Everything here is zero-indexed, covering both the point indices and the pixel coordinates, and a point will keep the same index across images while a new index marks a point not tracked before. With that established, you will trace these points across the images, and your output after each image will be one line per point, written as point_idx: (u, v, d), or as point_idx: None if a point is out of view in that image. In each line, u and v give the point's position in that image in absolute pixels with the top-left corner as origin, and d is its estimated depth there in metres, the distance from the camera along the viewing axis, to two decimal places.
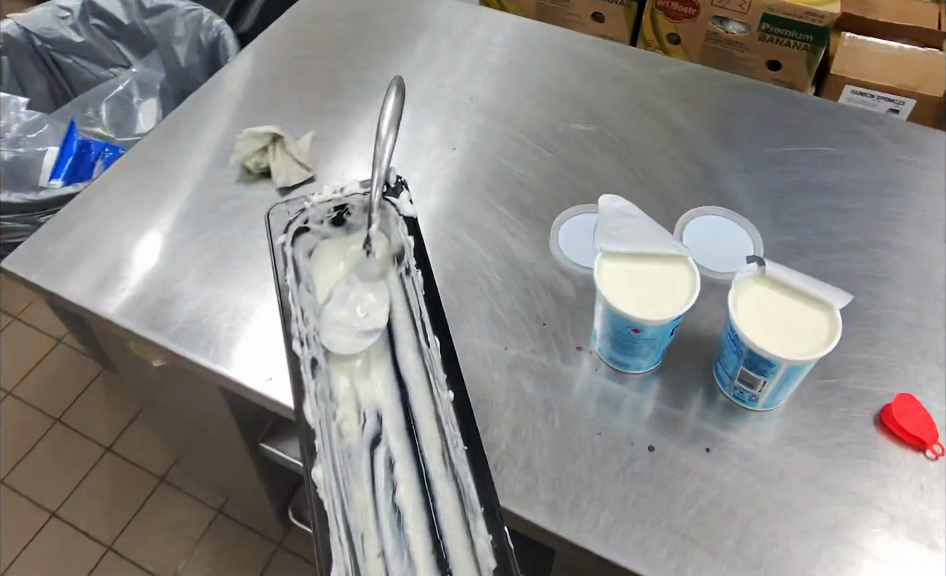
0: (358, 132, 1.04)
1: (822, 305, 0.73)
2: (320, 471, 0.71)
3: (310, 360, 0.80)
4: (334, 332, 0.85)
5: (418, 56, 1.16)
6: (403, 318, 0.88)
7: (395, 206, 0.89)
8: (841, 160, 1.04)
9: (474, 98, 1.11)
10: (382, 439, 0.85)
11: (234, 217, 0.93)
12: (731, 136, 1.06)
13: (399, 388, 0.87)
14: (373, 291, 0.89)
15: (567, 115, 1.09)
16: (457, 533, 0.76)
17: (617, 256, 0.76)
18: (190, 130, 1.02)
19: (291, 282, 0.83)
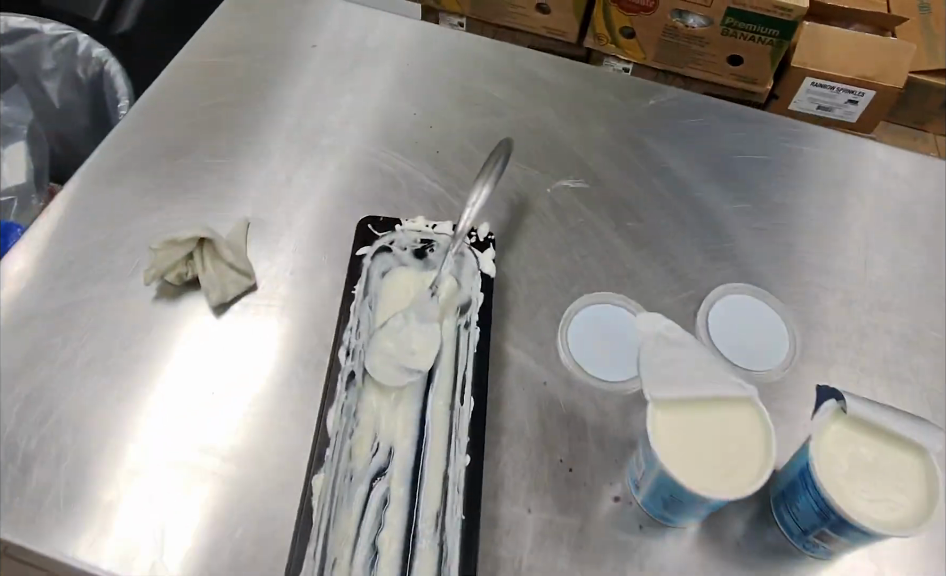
0: (304, 212, 0.83)
1: (913, 449, 0.61)
2: (321, 480, 0.63)
3: (350, 373, 0.71)
4: (379, 357, 0.73)
5: (361, 97, 0.95)
6: (447, 372, 0.74)
7: (476, 258, 0.78)
8: (864, 206, 0.91)
9: (438, 152, 0.91)
10: (385, 476, 0.70)
11: (156, 350, 0.72)
12: (740, 188, 0.92)
13: (418, 436, 0.71)
14: (427, 334, 0.74)
15: (551, 169, 0.91)
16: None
17: (672, 405, 0.61)
18: (84, 231, 0.79)
19: (359, 292, 0.75)
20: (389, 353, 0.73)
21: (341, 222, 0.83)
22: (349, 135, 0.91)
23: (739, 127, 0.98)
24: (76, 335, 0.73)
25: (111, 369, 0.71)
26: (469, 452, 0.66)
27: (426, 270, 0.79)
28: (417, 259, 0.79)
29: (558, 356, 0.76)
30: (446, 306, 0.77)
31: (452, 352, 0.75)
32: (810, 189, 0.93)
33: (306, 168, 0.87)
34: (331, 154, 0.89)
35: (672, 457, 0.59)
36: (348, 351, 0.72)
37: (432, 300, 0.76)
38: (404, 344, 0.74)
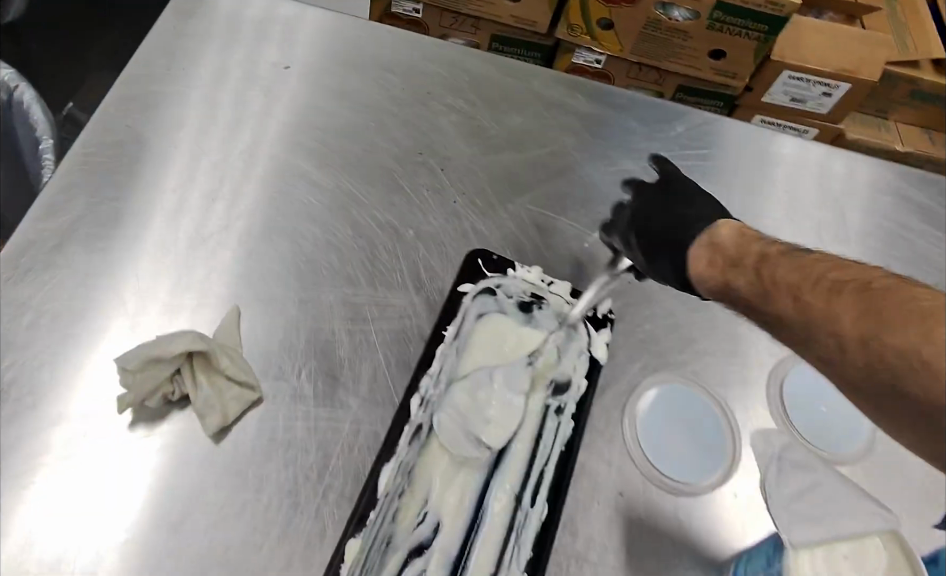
0: (309, 291, 0.68)
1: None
2: (356, 545, 0.54)
3: (418, 425, 0.61)
4: (450, 416, 0.61)
5: (358, 139, 0.79)
6: (524, 457, 0.62)
7: (589, 334, 0.68)
8: (911, 243, 0.85)
9: (456, 202, 0.77)
10: (425, 555, 0.57)
11: (138, 457, 0.57)
12: (785, 231, 0.84)
13: (471, 517, 0.59)
14: (506, 409, 0.63)
15: (582, 217, 0.80)
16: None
17: (814, 550, 0.52)
18: (27, 335, 0.61)
19: (451, 333, 0.66)
20: (461, 411, 0.62)
21: (355, 299, 0.68)
22: (349, 188, 0.76)
23: (777, 155, 0.88)
24: (33, 481, 0.55)
25: (87, 531, 0.54)
26: (526, 570, 0.56)
27: (529, 328, 0.68)
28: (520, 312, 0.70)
29: (632, 454, 0.65)
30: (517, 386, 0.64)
31: (533, 433, 0.63)
32: (851, 223, 0.86)
33: (303, 233, 0.72)
34: (331, 213, 0.74)
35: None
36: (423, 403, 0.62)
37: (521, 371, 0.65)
38: (483, 407, 0.62)
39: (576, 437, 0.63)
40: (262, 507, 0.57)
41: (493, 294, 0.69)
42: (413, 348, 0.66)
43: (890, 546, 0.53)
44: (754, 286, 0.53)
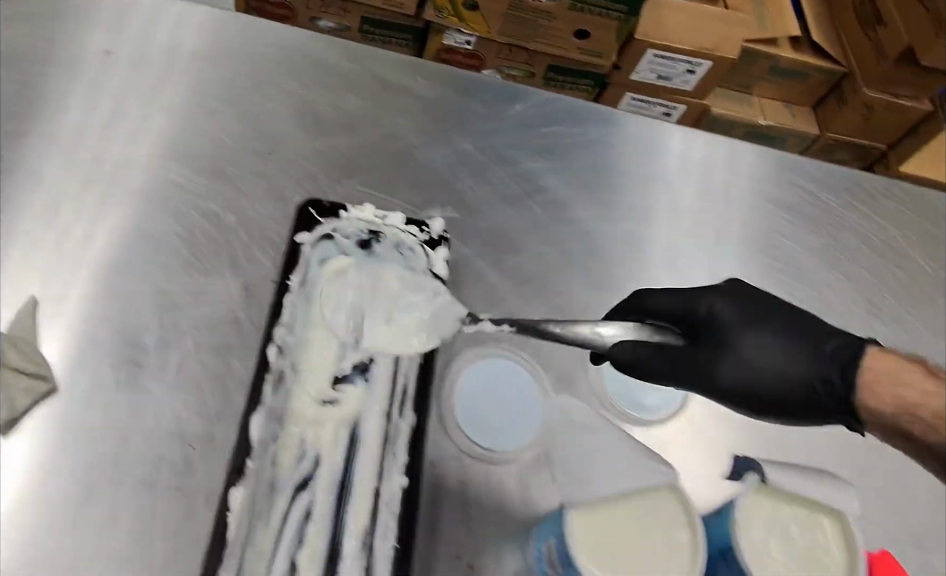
0: (119, 283, 0.67)
1: (839, 518, 0.58)
2: (240, 495, 0.56)
3: (279, 372, 0.62)
4: (312, 355, 0.65)
5: (182, 125, 0.77)
6: (387, 377, 0.65)
7: (427, 256, 0.70)
8: (737, 221, 0.90)
9: (283, 186, 0.77)
10: (310, 487, 0.60)
11: None
12: (619, 205, 0.86)
13: (348, 449, 0.63)
14: (369, 333, 0.67)
15: (414, 197, 0.80)
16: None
17: (590, 508, 0.55)
18: None
19: (296, 283, 0.66)
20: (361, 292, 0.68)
21: (169, 287, 0.68)
22: (171, 175, 0.74)
23: (613, 132, 0.91)
24: None
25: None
26: (405, 472, 0.59)
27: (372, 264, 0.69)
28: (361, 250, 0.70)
29: (447, 426, 0.66)
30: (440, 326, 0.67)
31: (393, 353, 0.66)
32: (682, 194, 0.89)
33: (117, 223, 0.70)
34: (149, 201, 0.72)
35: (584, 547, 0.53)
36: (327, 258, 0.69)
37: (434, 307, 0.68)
38: (377, 316, 0.67)
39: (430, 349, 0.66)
40: (54, 499, 0.57)
41: (330, 238, 0.69)
42: (227, 332, 0.66)
43: (665, 501, 0.55)
44: (910, 368, 0.48)
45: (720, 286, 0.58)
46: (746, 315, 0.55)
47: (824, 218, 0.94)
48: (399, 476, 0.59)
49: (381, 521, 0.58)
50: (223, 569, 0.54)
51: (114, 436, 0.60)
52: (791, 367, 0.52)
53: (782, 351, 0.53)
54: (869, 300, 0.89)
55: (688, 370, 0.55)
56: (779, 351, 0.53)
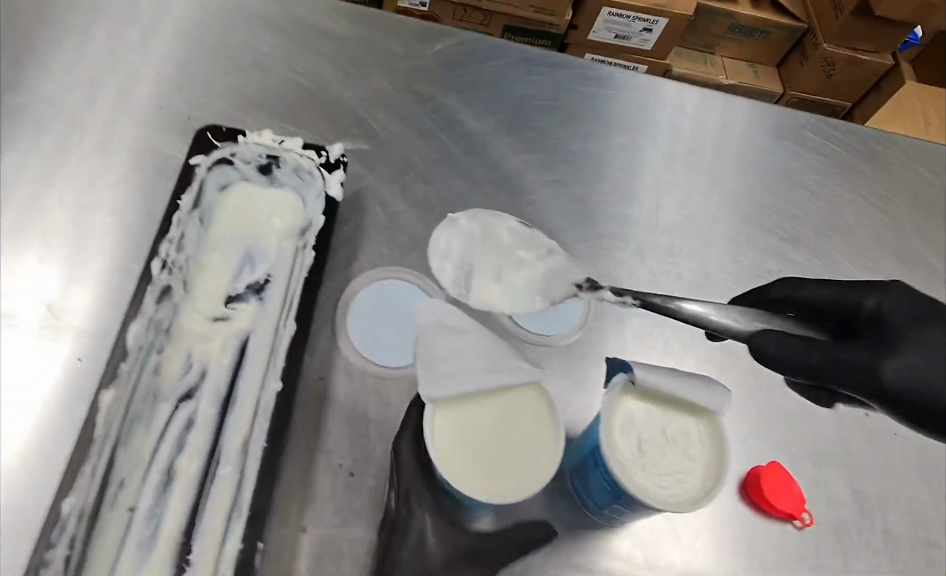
0: (20, 216, 0.69)
1: (708, 415, 0.62)
2: (110, 396, 0.58)
3: (165, 286, 0.64)
4: (205, 274, 0.67)
5: (90, 63, 0.78)
6: (279, 296, 0.66)
7: (323, 179, 0.72)
8: (661, 156, 0.89)
9: (189, 118, 0.77)
10: (194, 398, 0.61)
11: None
12: (536, 140, 0.86)
13: (236, 362, 0.64)
14: (263, 254, 0.69)
15: (324, 129, 0.80)
16: (208, 561, 0.54)
17: (450, 404, 0.56)
18: None
19: (187, 202, 0.68)
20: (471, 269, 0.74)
21: (66, 216, 0.70)
22: (77, 111, 0.75)
23: (534, 72, 0.91)
24: None
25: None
26: (281, 379, 0.62)
27: (271, 189, 0.72)
28: (262, 176, 0.72)
29: (337, 344, 0.67)
30: (544, 282, 0.76)
31: (287, 273, 0.68)
32: (602, 130, 0.89)
33: (21, 159, 0.72)
34: (52, 137, 0.74)
35: (442, 443, 0.54)
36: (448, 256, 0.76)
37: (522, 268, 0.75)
38: (273, 239, 0.70)
39: (316, 265, 0.68)
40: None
41: (227, 162, 0.71)
42: (123, 258, 0.69)
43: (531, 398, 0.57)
44: None
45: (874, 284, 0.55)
46: (891, 311, 0.51)
47: (754, 153, 0.92)
48: (273, 382, 0.61)
49: (258, 424, 0.60)
50: (86, 463, 0.55)
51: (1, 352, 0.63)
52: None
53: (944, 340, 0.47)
54: (794, 232, 0.88)
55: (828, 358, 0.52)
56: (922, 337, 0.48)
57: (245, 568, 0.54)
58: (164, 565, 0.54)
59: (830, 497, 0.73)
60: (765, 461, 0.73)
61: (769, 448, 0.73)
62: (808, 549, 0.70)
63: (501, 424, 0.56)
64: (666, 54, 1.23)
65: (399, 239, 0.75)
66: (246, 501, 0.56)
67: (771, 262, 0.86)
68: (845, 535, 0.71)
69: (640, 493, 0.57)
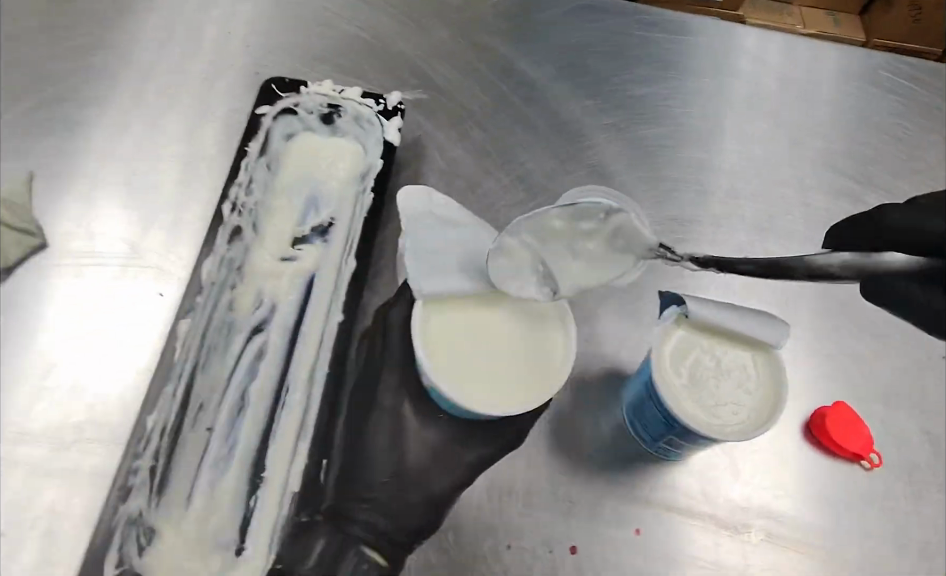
0: (104, 163, 0.74)
1: (764, 347, 0.61)
2: (187, 326, 0.63)
3: (235, 227, 0.68)
4: (274, 218, 0.71)
5: (166, 23, 0.82)
6: (342, 237, 0.70)
7: (382, 125, 0.74)
8: (724, 99, 0.87)
9: (257, 74, 0.81)
10: (264, 331, 0.65)
11: None
12: (595, 87, 0.86)
13: (302, 298, 0.67)
14: (326, 199, 0.72)
15: (385, 80, 0.83)
16: (274, 484, 0.58)
17: (439, 308, 0.60)
18: None
19: (254, 149, 0.72)
20: (530, 245, 0.60)
21: (147, 164, 0.75)
22: (156, 68, 0.80)
23: (593, 19, 0.90)
24: None
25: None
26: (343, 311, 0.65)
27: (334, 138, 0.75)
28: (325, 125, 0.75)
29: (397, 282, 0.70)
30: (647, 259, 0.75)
31: (348, 214, 0.71)
32: (662, 75, 0.88)
33: (104, 112, 0.77)
34: (134, 93, 0.78)
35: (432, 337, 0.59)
36: (496, 245, 0.60)
37: (576, 204, 0.60)
38: (336, 184, 0.73)
39: (377, 206, 0.70)
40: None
41: (291, 112, 0.74)
42: (198, 202, 0.73)
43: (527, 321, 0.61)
44: None
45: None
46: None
47: (825, 94, 0.89)
48: (336, 314, 0.64)
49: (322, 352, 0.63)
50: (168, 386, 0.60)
51: (84, 283, 0.68)
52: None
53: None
54: (868, 173, 0.85)
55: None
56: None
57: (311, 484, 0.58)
58: (239, 480, 0.59)
59: (901, 439, 0.71)
60: (832, 401, 0.71)
61: (835, 389, 0.72)
62: (877, 490, 0.69)
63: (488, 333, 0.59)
64: (738, 7, 1.13)
65: (458, 184, 0.77)
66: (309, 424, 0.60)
67: (842, 204, 0.83)
68: (917, 478, 0.69)
69: (693, 423, 0.57)
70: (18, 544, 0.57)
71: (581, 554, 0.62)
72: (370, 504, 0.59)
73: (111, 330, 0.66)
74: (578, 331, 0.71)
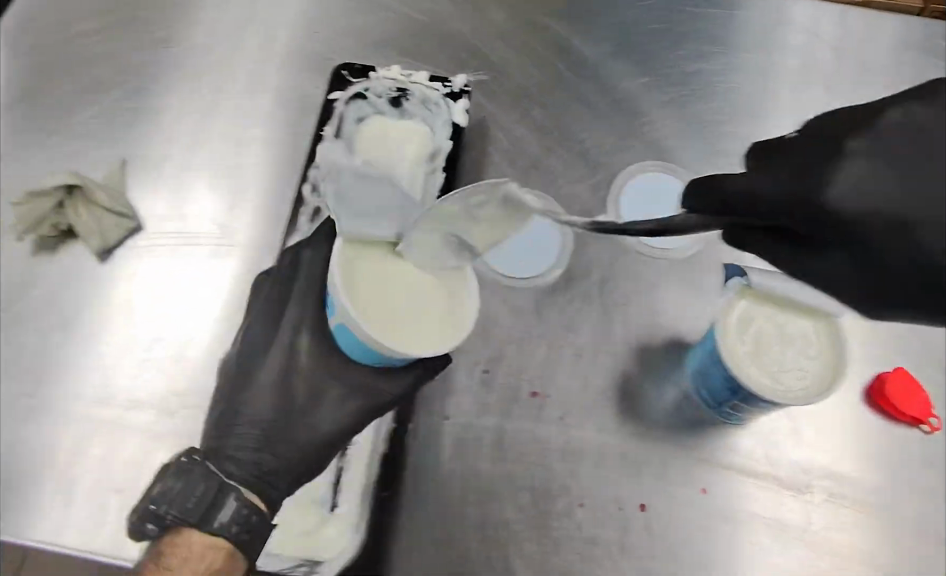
0: (188, 150, 0.79)
1: (827, 319, 0.63)
2: None
3: (316, 208, 0.72)
4: None
5: (235, 13, 0.86)
6: None
7: (449, 108, 0.77)
8: (779, 73, 0.88)
9: (326, 59, 0.84)
10: None
11: (40, 278, 0.71)
12: (653, 62, 0.88)
13: None
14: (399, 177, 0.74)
15: (448, 61, 0.85)
16: (358, 454, 0.63)
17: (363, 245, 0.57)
18: None
19: (329, 133, 0.75)
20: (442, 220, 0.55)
21: (228, 149, 0.79)
22: (230, 57, 0.84)
23: None
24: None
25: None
26: None
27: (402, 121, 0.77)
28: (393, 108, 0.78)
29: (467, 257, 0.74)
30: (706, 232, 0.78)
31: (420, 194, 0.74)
32: (718, 50, 0.89)
33: (185, 100, 0.81)
34: (211, 81, 0.82)
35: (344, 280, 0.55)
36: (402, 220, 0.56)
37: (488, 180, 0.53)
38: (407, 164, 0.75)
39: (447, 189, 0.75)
40: (92, 353, 0.69)
41: (362, 96, 0.76)
42: (277, 185, 0.77)
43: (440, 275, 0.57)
44: None
45: (875, 161, 0.38)
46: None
47: (881, 64, 0.89)
48: None
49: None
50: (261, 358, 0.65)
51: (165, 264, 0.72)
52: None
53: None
54: None
55: (852, 275, 0.40)
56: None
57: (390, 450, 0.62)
58: None
59: None
60: (891, 367, 0.73)
61: (895, 355, 0.74)
62: (937, 452, 0.70)
63: (392, 281, 0.56)
64: None
65: (521, 162, 0.80)
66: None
67: None
68: None
69: (760, 390, 0.60)
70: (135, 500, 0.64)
71: (650, 512, 0.65)
72: (248, 437, 0.57)
73: (180, 311, 0.70)
74: (641, 302, 0.74)
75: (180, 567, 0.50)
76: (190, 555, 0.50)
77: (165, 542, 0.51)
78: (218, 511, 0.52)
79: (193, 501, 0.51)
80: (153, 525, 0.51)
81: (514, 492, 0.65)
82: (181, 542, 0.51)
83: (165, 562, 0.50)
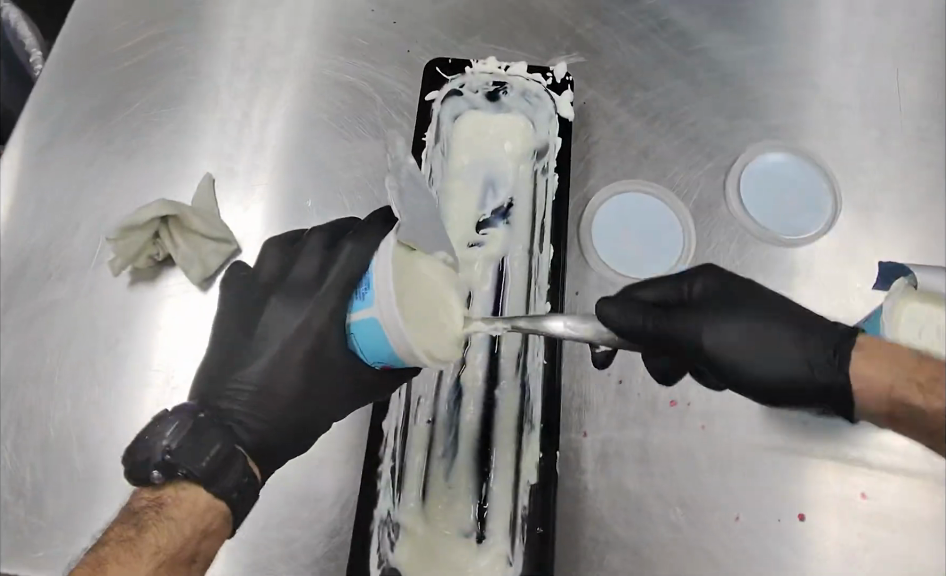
0: (275, 161, 0.73)
1: None
2: None
3: None
4: (454, 206, 0.69)
5: (304, 6, 0.79)
6: (527, 221, 0.68)
7: (554, 101, 0.70)
8: (900, 24, 0.80)
9: (410, 50, 0.78)
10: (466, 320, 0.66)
11: (139, 313, 0.67)
12: (760, 26, 0.80)
13: (496, 288, 0.67)
14: (503, 180, 0.70)
15: (540, 44, 0.79)
16: (505, 480, 0.59)
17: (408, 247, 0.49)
18: (46, 218, 0.71)
19: (430, 138, 0.68)
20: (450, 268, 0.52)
21: (316, 157, 0.73)
22: (305, 54, 0.77)
23: None
24: (73, 343, 0.66)
25: (94, 406, 0.64)
26: (548, 301, 0.64)
27: (500, 115, 0.71)
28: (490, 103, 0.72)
29: (587, 261, 0.70)
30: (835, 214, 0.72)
31: (529, 196, 0.69)
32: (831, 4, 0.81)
33: (263, 107, 0.75)
34: (289, 82, 0.76)
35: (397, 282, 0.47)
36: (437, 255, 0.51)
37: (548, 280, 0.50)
38: (508, 164, 0.70)
39: (563, 188, 0.67)
40: None
41: (458, 93, 0.70)
42: (374, 192, 0.72)
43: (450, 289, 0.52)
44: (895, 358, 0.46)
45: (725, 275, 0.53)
46: (760, 331, 0.49)
47: None
48: (543, 304, 0.64)
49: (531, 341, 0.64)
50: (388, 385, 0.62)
51: None
52: (801, 357, 0.48)
53: (777, 352, 0.48)
54: None
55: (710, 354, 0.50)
56: (793, 350, 0.48)
57: (542, 475, 0.57)
58: (469, 472, 0.60)
59: None
60: None
61: None
62: None
63: (426, 289, 0.50)
64: None
65: (632, 152, 0.75)
66: (536, 413, 0.60)
67: None
68: None
69: None
70: (273, 543, 0.61)
71: (809, 521, 0.62)
72: (250, 400, 0.52)
73: None
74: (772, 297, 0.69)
75: (183, 518, 0.47)
76: (195, 509, 0.48)
77: (166, 492, 0.48)
78: (230, 474, 0.49)
79: (208, 461, 0.48)
80: (159, 473, 0.48)
81: (664, 510, 0.62)
82: (184, 495, 0.48)
83: (166, 510, 0.47)
